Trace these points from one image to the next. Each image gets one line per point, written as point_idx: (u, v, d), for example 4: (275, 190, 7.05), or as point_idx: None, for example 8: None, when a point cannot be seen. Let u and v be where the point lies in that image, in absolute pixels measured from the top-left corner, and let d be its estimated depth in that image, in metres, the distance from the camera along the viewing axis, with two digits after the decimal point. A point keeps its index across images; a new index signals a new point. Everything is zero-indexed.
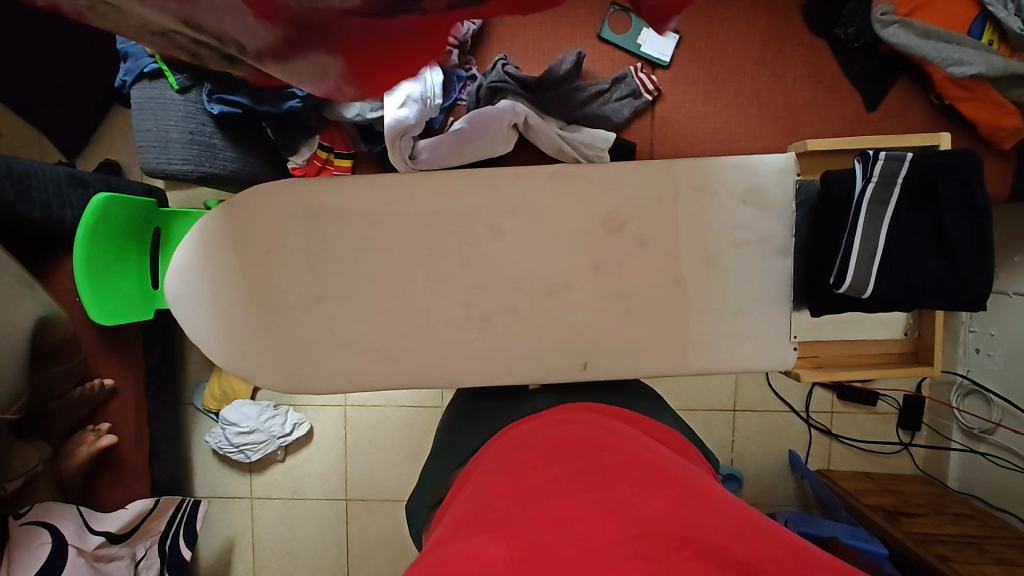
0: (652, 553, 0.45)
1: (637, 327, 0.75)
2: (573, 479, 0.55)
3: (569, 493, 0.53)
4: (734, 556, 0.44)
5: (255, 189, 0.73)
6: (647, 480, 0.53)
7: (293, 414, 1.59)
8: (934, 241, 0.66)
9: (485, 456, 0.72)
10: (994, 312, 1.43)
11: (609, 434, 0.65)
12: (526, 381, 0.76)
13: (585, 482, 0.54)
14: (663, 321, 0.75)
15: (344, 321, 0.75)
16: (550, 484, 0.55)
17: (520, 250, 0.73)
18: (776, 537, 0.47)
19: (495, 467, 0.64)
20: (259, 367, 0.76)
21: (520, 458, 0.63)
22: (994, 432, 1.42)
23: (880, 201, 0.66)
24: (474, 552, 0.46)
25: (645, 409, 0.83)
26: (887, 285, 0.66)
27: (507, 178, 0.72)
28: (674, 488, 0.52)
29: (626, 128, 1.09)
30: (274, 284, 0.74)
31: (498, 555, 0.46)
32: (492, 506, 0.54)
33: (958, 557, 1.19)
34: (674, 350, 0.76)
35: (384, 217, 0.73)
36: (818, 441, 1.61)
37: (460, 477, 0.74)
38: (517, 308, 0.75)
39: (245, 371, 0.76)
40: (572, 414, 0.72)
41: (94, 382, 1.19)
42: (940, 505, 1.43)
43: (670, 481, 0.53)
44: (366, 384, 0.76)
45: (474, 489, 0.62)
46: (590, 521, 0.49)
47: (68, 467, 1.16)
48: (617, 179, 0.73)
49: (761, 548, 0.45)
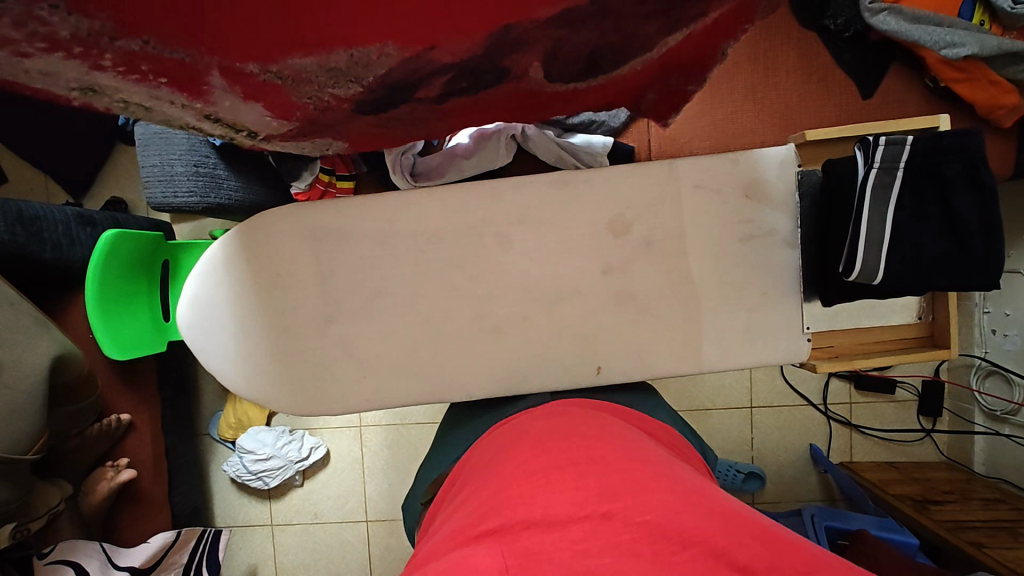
0: (646, 553, 0.46)
1: (649, 328, 0.75)
2: (565, 475, 0.56)
3: (560, 487, 0.54)
4: (733, 560, 0.44)
5: (258, 215, 0.73)
6: (643, 477, 0.54)
7: (309, 438, 1.59)
8: (944, 223, 0.65)
9: (478, 452, 0.72)
10: (1008, 292, 1.41)
11: (605, 432, 0.65)
12: (541, 389, 0.76)
13: (576, 478, 0.55)
14: (675, 321, 0.75)
15: (358, 341, 0.75)
16: (540, 480, 0.56)
17: (528, 258, 0.74)
18: (774, 534, 0.47)
19: (490, 464, 0.65)
20: (273, 391, 0.76)
21: (516, 454, 0.63)
22: (1018, 412, 1.40)
23: (882, 188, 0.66)
24: (468, 561, 0.47)
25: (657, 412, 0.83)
26: (898, 271, 0.66)
27: (510, 188, 0.73)
28: (666, 485, 0.53)
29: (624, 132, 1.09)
30: (280, 307, 0.75)
31: (492, 563, 0.46)
32: (485, 507, 0.54)
33: (992, 543, 1.17)
34: (688, 348, 0.75)
35: (390, 233, 0.73)
36: (838, 433, 1.59)
37: (452, 475, 0.74)
38: (528, 317, 0.75)
39: (260, 396, 0.76)
40: (572, 411, 0.72)
41: (111, 417, 1.20)
42: (968, 491, 1.41)
43: (663, 478, 0.54)
44: (382, 403, 0.76)
45: (471, 486, 0.62)
46: (584, 523, 0.49)
47: (89, 504, 1.16)
48: (620, 181, 0.73)
49: (761, 548, 0.45)
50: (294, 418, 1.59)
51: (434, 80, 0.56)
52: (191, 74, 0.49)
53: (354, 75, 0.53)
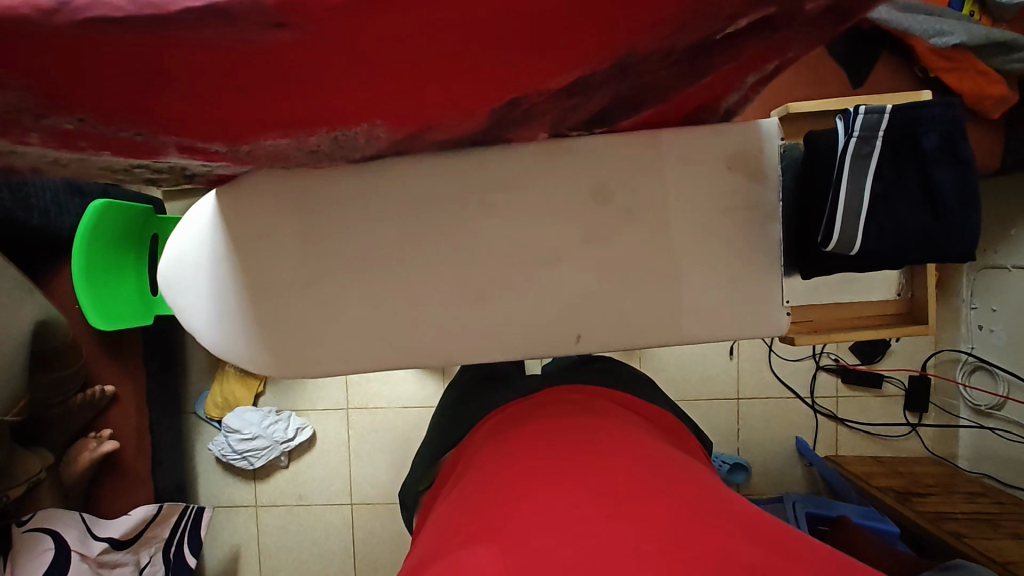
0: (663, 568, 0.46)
1: (629, 296, 0.75)
2: (583, 492, 0.57)
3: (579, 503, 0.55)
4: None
5: (243, 177, 0.73)
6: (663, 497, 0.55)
7: (296, 419, 1.59)
8: (922, 194, 0.66)
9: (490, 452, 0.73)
10: (995, 287, 1.42)
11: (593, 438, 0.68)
12: (521, 357, 0.76)
13: (596, 496, 0.56)
14: (656, 290, 0.75)
15: (340, 305, 0.75)
16: (561, 496, 0.57)
17: (510, 225, 0.74)
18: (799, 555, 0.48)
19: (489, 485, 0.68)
20: (253, 353, 0.76)
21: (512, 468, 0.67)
22: (1003, 407, 1.41)
23: (862, 157, 0.65)
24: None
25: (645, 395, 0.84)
26: (876, 241, 0.66)
27: (494, 154, 0.73)
28: (689, 506, 0.54)
29: None
30: (262, 269, 0.74)
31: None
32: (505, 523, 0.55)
33: (972, 534, 1.18)
34: (668, 318, 0.76)
35: (379, 200, 0.73)
36: (824, 426, 1.60)
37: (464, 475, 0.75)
38: (509, 284, 0.75)
39: (240, 358, 0.77)
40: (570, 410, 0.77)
41: (95, 388, 1.19)
42: (952, 484, 1.42)
43: (686, 499, 0.55)
44: (361, 367, 0.76)
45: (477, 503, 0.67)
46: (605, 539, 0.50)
47: (71, 474, 1.16)
48: (604, 150, 0.73)
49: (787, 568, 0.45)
50: (281, 399, 1.59)
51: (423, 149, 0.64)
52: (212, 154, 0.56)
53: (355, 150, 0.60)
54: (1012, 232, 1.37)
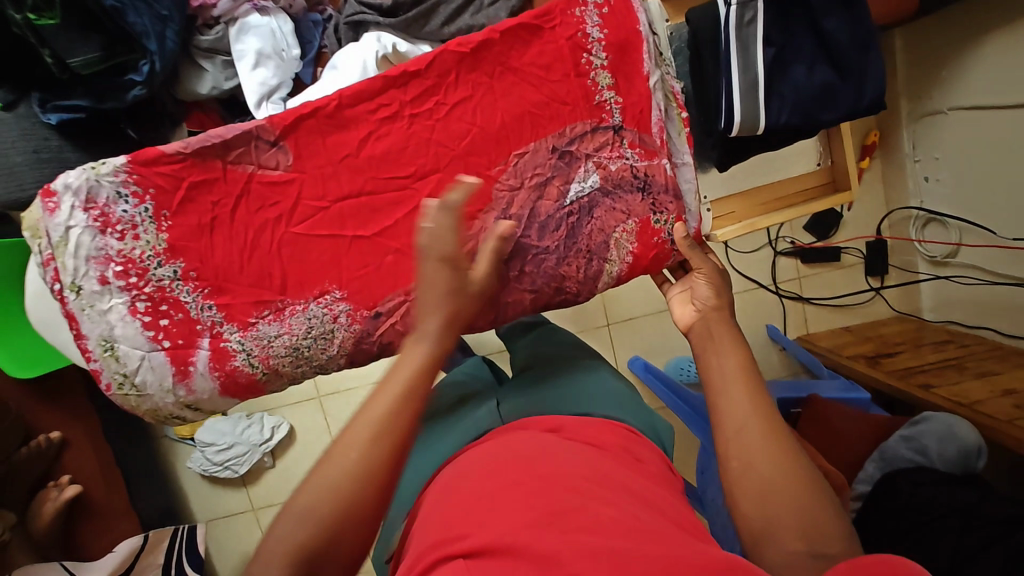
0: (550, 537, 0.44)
1: (513, 214, 0.67)
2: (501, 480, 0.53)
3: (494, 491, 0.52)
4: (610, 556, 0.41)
5: (152, 412, 0.70)
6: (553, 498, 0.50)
7: (269, 418, 1.48)
8: (817, 46, 0.62)
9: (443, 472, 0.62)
10: (933, 134, 1.39)
11: (591, 481, 0.53)
12: (422, 284, 0.68)
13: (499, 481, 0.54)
14: (540, 194, 0.66)
15: (215, 346, 0.67)
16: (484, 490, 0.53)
17: (393, 172, 0.65)
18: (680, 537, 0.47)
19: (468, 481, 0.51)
20: (120, 312, 0.65)
21: (495, 509, 0.50)
22: (957, 254, 1.40)
23: (745, 24, 0.60)
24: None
25: (590, 395, 0.76)
26: (781, 113, 0.62)
27: (348, 104, 0.63)
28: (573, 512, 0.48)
29: (574, 79, 0.65)
30: (164, 383, 0.67)
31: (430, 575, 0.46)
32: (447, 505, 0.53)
33: (938, 382, 1.21)
34: (537, 193, 0.66)
35: (281, 350, 0.68)
36: (792, 309, 1.59)
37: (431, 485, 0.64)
38: (461, 232, 0.67)
39: (105, 184, 0.62)
40: (301, 195, 0.65)
41: (40, 438, 1.13)
42: (919, 338, 1.43)
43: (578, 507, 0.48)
44: (296, 379, 0.72)
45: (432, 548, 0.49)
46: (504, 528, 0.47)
47: (38, 528, 1.11)
48: (471, 76, 0.64)
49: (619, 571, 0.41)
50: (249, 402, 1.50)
51: (345, 332, 0.68)
52: (191, 325, 0.67)
53: (316, 361, 0.70)
54: (943, 75, 1.32)
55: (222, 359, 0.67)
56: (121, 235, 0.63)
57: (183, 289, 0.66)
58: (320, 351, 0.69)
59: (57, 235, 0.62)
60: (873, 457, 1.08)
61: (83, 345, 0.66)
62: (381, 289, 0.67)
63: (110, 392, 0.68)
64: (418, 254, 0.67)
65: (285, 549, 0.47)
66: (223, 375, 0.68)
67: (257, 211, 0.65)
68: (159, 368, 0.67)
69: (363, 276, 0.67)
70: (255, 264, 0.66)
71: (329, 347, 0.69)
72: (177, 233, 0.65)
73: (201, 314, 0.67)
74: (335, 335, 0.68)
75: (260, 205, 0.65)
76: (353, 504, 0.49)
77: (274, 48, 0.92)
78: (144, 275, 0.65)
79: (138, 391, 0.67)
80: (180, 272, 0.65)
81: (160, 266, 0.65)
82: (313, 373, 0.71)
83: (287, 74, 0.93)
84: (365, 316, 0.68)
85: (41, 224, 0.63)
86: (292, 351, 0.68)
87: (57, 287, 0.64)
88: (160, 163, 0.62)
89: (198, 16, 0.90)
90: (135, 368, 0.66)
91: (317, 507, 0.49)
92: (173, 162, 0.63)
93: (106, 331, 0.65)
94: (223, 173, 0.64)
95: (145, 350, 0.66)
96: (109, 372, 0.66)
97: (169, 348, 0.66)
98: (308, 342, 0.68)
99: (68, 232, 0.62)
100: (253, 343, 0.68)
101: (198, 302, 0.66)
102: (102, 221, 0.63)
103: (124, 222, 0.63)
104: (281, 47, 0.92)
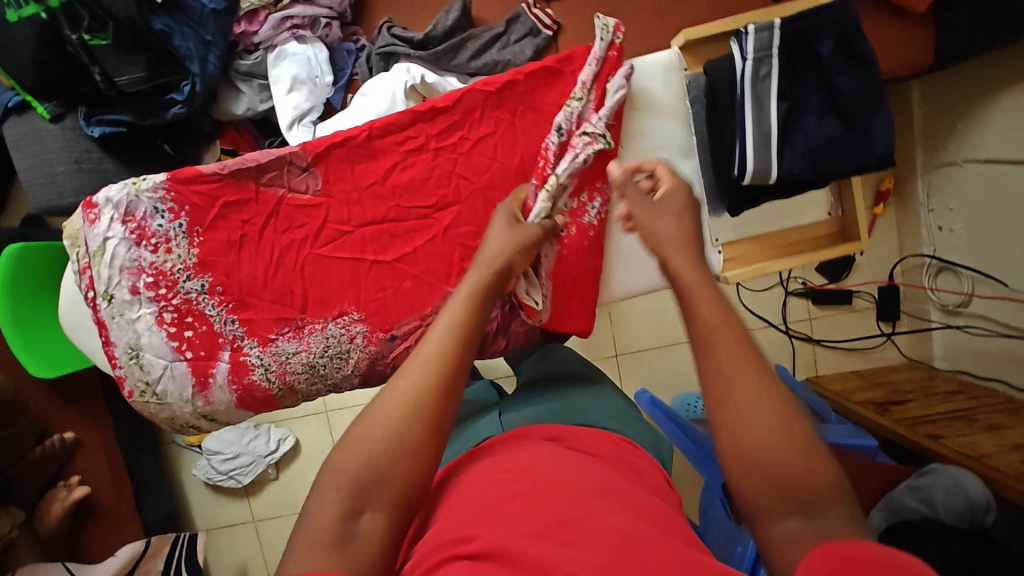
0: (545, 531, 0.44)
1: None
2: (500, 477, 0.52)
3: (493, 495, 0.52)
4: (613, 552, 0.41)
5: (168, 420, 0.72)
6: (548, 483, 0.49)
7: (276, 431, 1.49)
8: (827, 99, 0.68)
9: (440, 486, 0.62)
10: (948, 185, 1.40)
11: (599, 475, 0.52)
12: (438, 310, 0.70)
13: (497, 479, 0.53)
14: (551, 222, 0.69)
15: (234, 358, 0.69)
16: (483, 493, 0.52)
17: (417, 202, 0.68)
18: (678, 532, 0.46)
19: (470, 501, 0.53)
20: (148, 321, 0.68)
21: None
22: (969, 304, 1.40)
23: (760, 78, 0.66)
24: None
25: (600, 410, 0.75)
26: (791, 161, 0.68)
27: (377, 137, 0.66)
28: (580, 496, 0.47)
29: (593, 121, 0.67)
30: (183, 394, 0.69)
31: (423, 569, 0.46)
32: None
33: (948, 433, 1.20)
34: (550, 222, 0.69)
35: (297, 366, 0.70)
36: (802, 350, 1.59)
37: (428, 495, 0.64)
38: None
39: (142, 198, 0.65)
40: (329, 218, 0.68)
41: (54, 438, 1.16)
42: (929, 387, 1.42)
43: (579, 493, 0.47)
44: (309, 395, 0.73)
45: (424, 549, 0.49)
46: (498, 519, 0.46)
47: (45, 527, 1.13)
48: (495, 116, 0.67)
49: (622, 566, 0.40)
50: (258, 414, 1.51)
51: (360, 352, 0.70)
52: (213, 337, 0.69)
53: (330, 378, 0.71)
54: (958, 127, 1.34)
55: (240, 372, 0.69)
56: (156, 247, 0.66)
57: (208, 302, 0.68)
58: (334, 369, 0.71)
59: (96, 245, 0.66)
60: (878, 507, 1.09)
61: (109, 352, 0.68)
62: (396, 314, 0.70)
63: (131, 398, 0.70)
64: (435, 282, 0.69)
65: (343, 477, 0.43)
66: (240, 388, 0.70)
67: (284, 233, 0.68)
68: (179, 377, 0.69)
69: (381, 299, 0.69)
70: (279, 279, 0.69)
71: (344, 366, 0.71)
72: (207, 248, 0.67)
73: (223, 327, 0.69)
74: (350, 354, 0.70)
75: (287, 227, 0.68)
76: (408, 435, 0.45)
77: (309, 75, 0.96)
78: (173, 288, 0.67)
79: (157, 399, 0.69)
80: (208, 286, 0.68)
81: (187, 279, 0.68)
82: (326, 391, 0.73)
83: (319, 99, 0.97)
84: (381, 338, 0.70)
85: (82, 234, 0.66)
86: (307, 366, 0.70)
87: (90, 294, 0.67)
88: (197, 182, 0.66)
89: (239, 42, 0.95)
90: (157, 376, 0.68)
91: (368, 437, 0.44)
92: (208, 181, 0.66)
93: (132, 338, 0.68)
94: (255, 194, 0.67)
95: (168, 359, 0.68)
96: (132, 379, 0.69)
97: (191, 358, 0.69)
98: (323, 358, 0.70)
99: (106, 241, 0.66)
100: (270, 356, 0.70)
101: (221, 317, 0.69)
102: (138, 233, 0.66)
103: (159, 235, 0.66)
104: (315, 74, 0.96)
